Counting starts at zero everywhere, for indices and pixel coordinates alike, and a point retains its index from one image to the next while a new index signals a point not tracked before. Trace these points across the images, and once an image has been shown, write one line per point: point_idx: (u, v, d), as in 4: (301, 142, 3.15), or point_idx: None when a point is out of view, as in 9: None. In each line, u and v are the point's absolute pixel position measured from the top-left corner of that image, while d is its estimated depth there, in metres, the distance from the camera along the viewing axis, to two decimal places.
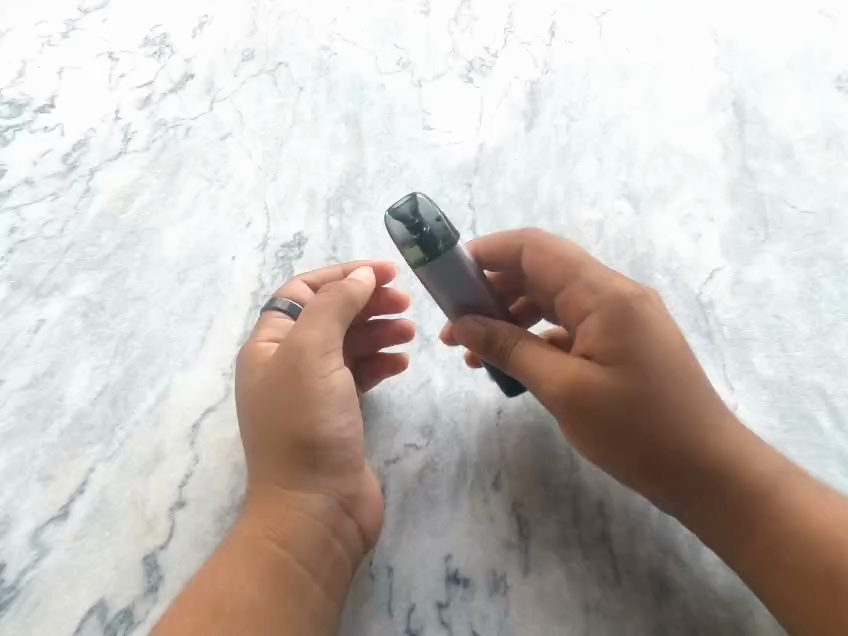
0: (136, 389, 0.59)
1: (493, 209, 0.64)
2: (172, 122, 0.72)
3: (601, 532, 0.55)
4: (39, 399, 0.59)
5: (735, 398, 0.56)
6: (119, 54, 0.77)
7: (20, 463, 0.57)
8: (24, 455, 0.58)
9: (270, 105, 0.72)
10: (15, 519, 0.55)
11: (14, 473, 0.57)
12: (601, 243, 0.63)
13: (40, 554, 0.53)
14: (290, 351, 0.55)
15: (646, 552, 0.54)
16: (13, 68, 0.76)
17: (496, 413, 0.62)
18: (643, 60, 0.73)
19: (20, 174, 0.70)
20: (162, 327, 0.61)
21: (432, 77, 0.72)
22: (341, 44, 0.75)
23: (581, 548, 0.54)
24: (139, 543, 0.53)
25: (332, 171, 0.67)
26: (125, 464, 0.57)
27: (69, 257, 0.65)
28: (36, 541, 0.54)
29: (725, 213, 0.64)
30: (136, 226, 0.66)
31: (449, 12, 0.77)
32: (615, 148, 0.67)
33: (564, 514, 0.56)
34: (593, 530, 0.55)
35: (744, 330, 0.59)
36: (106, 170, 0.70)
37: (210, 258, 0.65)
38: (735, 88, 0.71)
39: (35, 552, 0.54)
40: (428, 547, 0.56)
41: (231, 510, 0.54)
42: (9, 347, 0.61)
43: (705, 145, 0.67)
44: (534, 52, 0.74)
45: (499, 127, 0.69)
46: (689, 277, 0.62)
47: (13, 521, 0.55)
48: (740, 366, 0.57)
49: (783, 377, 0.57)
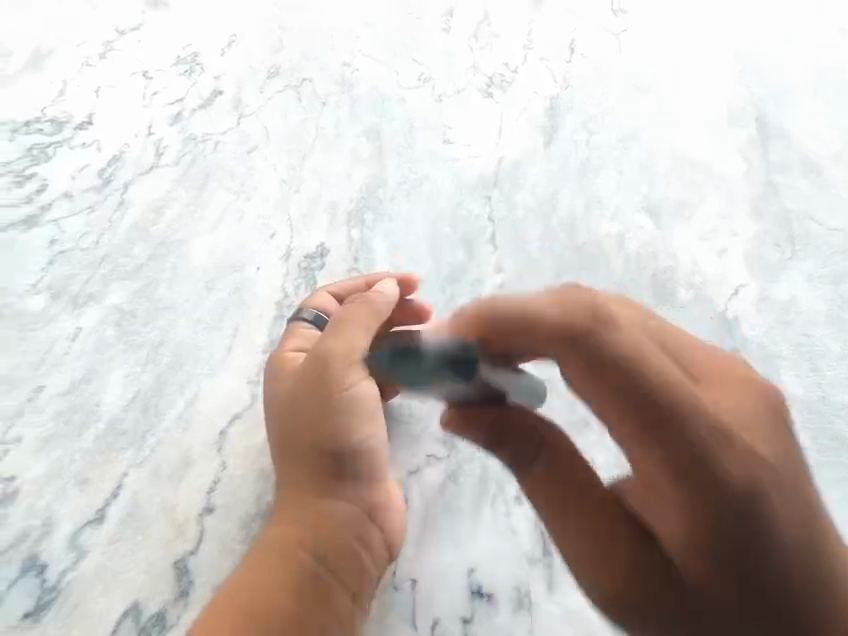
0: (166, 396, 0.60)
1: (513, 225, 0.65)
2: (202, 137, 0.69)
3: None
4: (76, 405, 0.59)
5: None
6: (152, 70, 0.73)
7: (58, 468, 0.57)
8: (62, 459, 0.58)
9: (295, 120, 0.70)
10: (55, 521, 0.55)
11: (53, 476, 0.57)
12: (623, 258, 0.63)
13: (78, 556, 0.54)
14: (317, 360, 0.55)
15: None
16: (50, 86, 0.71)
17: None
18: (663, 76, 0.73)
19: (59, 190, 0.67)
20: (191, 335, 0.62)
21: (453, 92, 0.71)
22: (363, 59, 0.73)
23: None
24: (169, 549, 0.55)
25: (351, 183, 0.67)
26: (157, 470, 0.57)
27: (104, 269, 0.64)
28: (73, 544, 0.55)
29: (749, 229, 0.65)
30: (166, 238, 0.65)
31: (468, 28, 0.76)
32: (636, 162, 0.68)
33: None
34: None
35: (771, 348, 0.60)
36: (139, 185, 0.67)
37: (237, 268, 0.64)
38: (756, 103, 0.72)
39: (74, 555, 0.54)
40: (450, 560, 0.58)
41: (257, 518, 0.56)
42: (48, 355, 0.61)
43: (728, 161, 0.68)
44: (553, 68, 0.73)
45: (518, 141, 0.69)
46: (714, 291, 0.62)
47: (54, 523, 0.55)
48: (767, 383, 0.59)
49: (813, 397, 0.58)
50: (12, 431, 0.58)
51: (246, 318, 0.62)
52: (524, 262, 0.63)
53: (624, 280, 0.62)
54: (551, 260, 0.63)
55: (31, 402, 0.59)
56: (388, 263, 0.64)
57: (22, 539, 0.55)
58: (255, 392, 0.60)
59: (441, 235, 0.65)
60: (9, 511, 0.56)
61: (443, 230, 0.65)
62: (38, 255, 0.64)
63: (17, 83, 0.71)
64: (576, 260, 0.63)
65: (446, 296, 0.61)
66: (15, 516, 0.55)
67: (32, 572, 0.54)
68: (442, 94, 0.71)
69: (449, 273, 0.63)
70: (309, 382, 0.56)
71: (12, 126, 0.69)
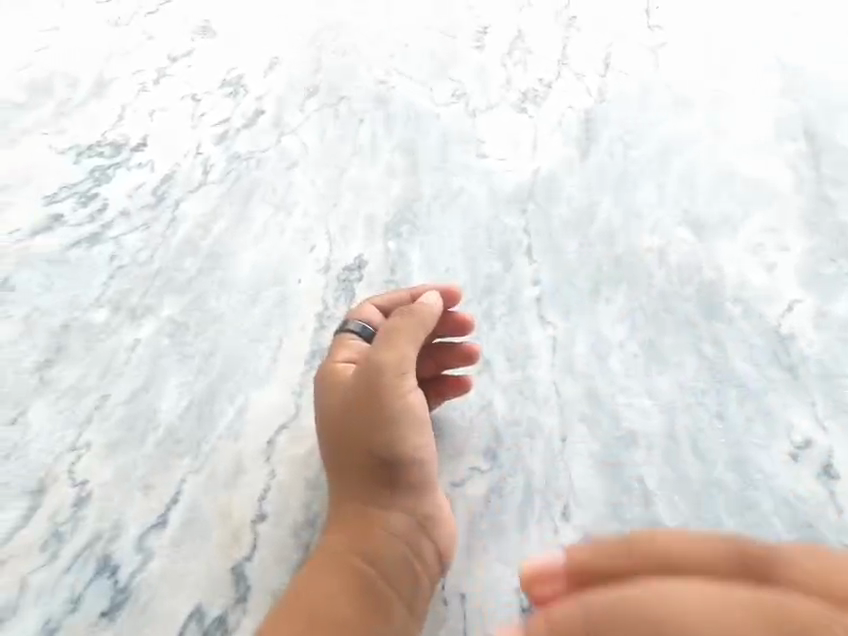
0: (217, 405, 0.62)
1: (549, 235, 0.67)
2: (245, 154, 0.73)
3: None
4: (136, 414, 0.61)
5: (830, 441, 0.56)
6: (201, 94, 0.77)
7: (125, 473, 0.59)
8: (129, 464, 0.60)
9: (332, 136, 0.74)
10: (124, 523, 0.57)
11: (119, 481, 0.59)
12: (665, 271, 0.64)
13: (146, 558, 0.56)
14: (367, 369, 0.57)
15: None
16: (110, 113, 0.76)
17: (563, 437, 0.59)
18: (703, 91, 0.74)
19: (116, 208, 0.70)
20: (239, 344, 0.64)
21: (486, 108, 0.75)
22: (400, 77, 0.77)
23: None
24: (227, 553, 0.56)
25: (389, 195, 0.70)
26: (212, 475, 0.59)
27: (158, 281, 0.67)
28: (141, 546, 0.56)
29: (800, 243, 0.65)
30: (214, 251, 0.68)
31: (502, 48, 0.79)
32: (675, 175, 0.69)
33: None
34: None
35: (832, 366, 0.59)
36: (191, 201, 0.71)
37: (277, 282, 0.67)
38: (805, 116, 0.71)
39: (142, 557, 0.56)
40: (499, 576, 0.54)
41: (308, 527, 0.57)
42: (112, 365, 0.64)
43: (776, 174, 0.68)
44: (589, 83, 0.75)
45: (552, 153, 0.71)
46: (766, 308, 0.62)
47: (123, 526, 0.57)
48: (831, 407, 0.58)
49: None
50: (81, 438, 0.61)
51: (288, 331, 0.65)
52: (564, 276, 0.65)
53: (669, 296, 0.63)
54: (590, 269, 0.65)
55: (98, 410, 0.62)
56: (424, 275, 0.66)
57: (95, 539, 0.56)
58: (300, 402, 0.62)
59: (475, 245, 0.67)
60: (83, 514, 0.57)
61: (479, 239, 0.67)
62: (99, 270, 0.68)
63: (82, 111, 0.76)
64: (616, 272, 0.65)
65: (483, 306, 0.64)
66: (87, 516, 0.57)
67: (106, 572, 0.55)
68: (476, 110, 0.74)
69: (485, 284, 0.65)
70: (359, 391, 0.57)
71: (76, 151, 0.73)
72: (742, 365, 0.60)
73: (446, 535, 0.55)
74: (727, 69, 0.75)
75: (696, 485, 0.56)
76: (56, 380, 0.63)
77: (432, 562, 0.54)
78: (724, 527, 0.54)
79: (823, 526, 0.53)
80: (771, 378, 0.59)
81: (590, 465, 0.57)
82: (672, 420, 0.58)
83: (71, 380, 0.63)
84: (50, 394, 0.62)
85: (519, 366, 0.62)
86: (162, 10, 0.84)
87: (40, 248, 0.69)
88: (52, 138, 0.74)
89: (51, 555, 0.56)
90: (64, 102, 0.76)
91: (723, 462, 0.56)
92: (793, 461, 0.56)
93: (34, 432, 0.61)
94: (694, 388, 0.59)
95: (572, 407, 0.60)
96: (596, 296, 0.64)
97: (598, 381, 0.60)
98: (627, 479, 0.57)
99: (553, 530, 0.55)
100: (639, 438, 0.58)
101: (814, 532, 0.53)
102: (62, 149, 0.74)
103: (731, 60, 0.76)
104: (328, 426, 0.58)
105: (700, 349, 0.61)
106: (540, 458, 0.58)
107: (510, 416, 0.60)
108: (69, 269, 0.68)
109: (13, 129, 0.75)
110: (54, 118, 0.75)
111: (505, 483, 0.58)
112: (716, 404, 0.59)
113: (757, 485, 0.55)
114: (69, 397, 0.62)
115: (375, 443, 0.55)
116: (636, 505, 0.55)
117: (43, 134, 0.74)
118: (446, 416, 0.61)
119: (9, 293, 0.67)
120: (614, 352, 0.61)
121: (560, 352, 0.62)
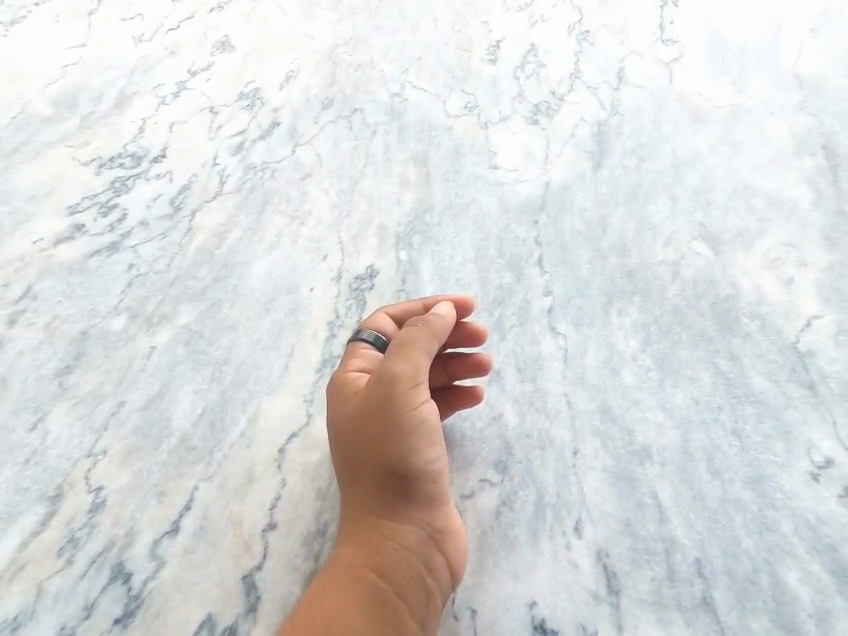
0: (230, 412, 0.62)
1: (560, 246, 0.67)
2: (260, 165, 0.74)
3: (702, 597, 0.52)
4: (152, 421, 0.62)
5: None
6: (219, 106, 0.79)
7: (138, 479, 0.60)
8: (142, 470, 0.60)
9: (346, 146, 0.75)
10: (138, 530, 0.58)
11: (134, 486, 0.59)
12: (679, 284, 0.64)
13: (158, 565, 0.56)
14: (381, 378, 0.56)
15: (762, 627, 0.51)
16: (132, 125, 0.77)
17: (574, 450, 0.59)
18: (720, 104, 0.74)
19: (135, 217, 0.72)
20: (251, 354, 0.65)
21: (498, 119, 0.75)
22: (414, 90, 0.78)
23: (679, 611, 0.52)
24: (238, 563, 0.56)
25: (402, 206, 0.71)
26: (223, 483, 0.59)
27: (173, 290, 0.68)
28: (155, 554, 0.57)
29: (819, 258, 0.64)
30: (229, 260, 0.69)
31: (515, 61, 0.80)
32: (690, 188, 0.69)
33: (659, 571, 0.53)
34: (693, 594, 0.52)
35: None
36: (206, 212, 0.72)
37: (290, 289, 0.67)
38: (826, 131, 0.71)
39: (155, 564, 0.56)
40: (511, 592, 0.54)
41: (318, 537, 0.57)
42: (127, 372, 0.64)
43: (796, 189, 0.68)
44: (602, 95, 0.76)
45: (564, 165, 0.72)
46: (782, 323, 0.62)
47: (136, 532, 0.58)
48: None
49: None
50: (97, 444, 0.61)
51: (300, 340, 0.65)
52: (575, 287, 0.65)
53: (683, 309, 0.63)
54: (602, 281, 0.65)
55: (114, 416, 0.62)
56: (434, 285, 0.66)
57: (109, 546, 0.57)
58: (311, 410, 0.62)
59: (486, 256, 0.67)
60: (98, 521, 0.58)
61: (490, 250, 0.68)
62: (117, 278, 0.69)
63: (104, 123, 0.77)
64: (628, 284, 0.65)
65: (494, 316, 0.65)
66: (102, 522, 0.58)
67: (120, 579, 0.56)
68: (488, 122, 0.75)
69: (497, 294, 0.66)
70: (371, 400, 0.56)
71: (98, 163, 0.75)
72: (758, 380, 0.59)
73: (455, 547, 0.55)
74: (742, 85, 0.75)
75: (712, 504, 0.55)
76: (74, 386, 0.64)
77: (442, 577, 0.54)
78: (741, 548, 0.53)
79: (846, 549, 0.53)
80: (789, 395, 0.59)
81: (602, 479, 0.57)
82: (686, 436, 0.58)
83: (88, 386, 0.64)
84: (68, 400, 0.63)
85: (529, 377, 0.62)
86: (183, 26, 0.86)
87: (62, 256, 0.70)
88: (74, 150, 0.76)
89: (66, 561, 0.56)
90: (88, 116, 0.78)
91: (740, 481, 0.56)
92: (814, 480, 0.55)
93: (53, 437, 0.62)
94: (709, 403, 0.59)
95: (583, 419, 0.60)
96: (609, 308, 0.64)
97: (609, 396, 0.60)
98: (639, 494, 0.56)
99: (564, 545, 0.55)
100: (652, 453, 0.58)
101: (836, 555, 0.53)
102: (84, 161, 0.75)
103: (746, 75, 0.75)
104: (341, 434, 0.57)
105: (713, 364, 0.61)
106: (551, 473, 0.58)
107: (521, 428, 0.60)
108: (88, 277, 0.69)
109: (39, 143, 0.76)
110: (78, 130, 0.77)
111: (516, 497, 0.58)
112: (731, 420, 0.58)
113: (777, 504, 0.55)
114: (86, 403, 0.63)
115: (387, 454, 0.54)
116: (650, 521, 0.55)
117: (66, 147, 0.76)
118: (456, 427, 0.61)
119: (31, 302, 0.68)
120: (627, 365, 0.61)
121: (571, 363, 0.62)
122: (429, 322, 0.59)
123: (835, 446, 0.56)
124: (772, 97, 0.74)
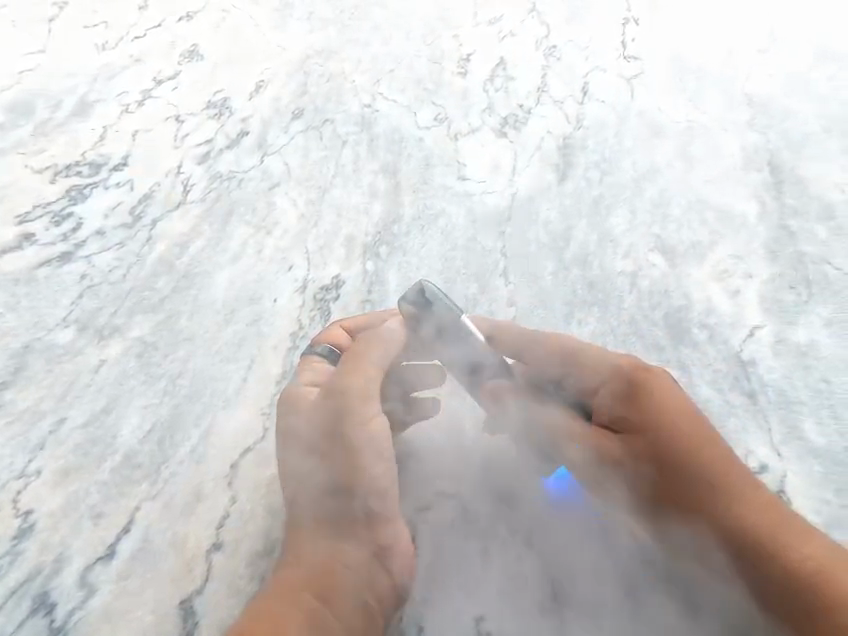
0: (182, 428, 0.61)
1: (526, 258, 0.69)
2: (227, 174, 0.74)
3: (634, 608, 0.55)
4: (96, 438, 0.60)
5: (785, 465, 0.59)
6: (185, 115, 0.78)
7: (74, 500, 0.58)
8: (79, 492, 0.58)
9: (316, 158, 0.75)
10: (68, 556, 0.56)
11: (69, 508, 0.58)
12: (635, 295, 0.67)
13: (87, 594, 0.54)
14: (332, 398, 0.57)
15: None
16: (92, 134, 0.76)
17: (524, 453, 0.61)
18: (677, 119, 0.78)
19: (93, 226, 0.70)
20: (208, 366, 0.64)
21: (468, 131, 0.77)
22: (384, 102, 0.79)
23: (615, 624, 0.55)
24: (178, 587, 0.55)
25: (370, 217, 0.71)
26: (168, 502, 0.58)
27: (129, 300, 0.67)
28: (84, 581, 0.55)
29: (762, 270, 0.68)
30: (190, 270, 0.68)
31: (485, 73, 0.82)
32: (648, 201, 0.72)
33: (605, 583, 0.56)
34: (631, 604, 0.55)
35: (791, 393, 0.62)
36: (166, 222, 0.71)
37: (254, 300, 0.67)
38: (772, 148, 0.76)
39: (83, 592, 0.54)
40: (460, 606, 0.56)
41: (266, 555, 0.57)
42: (72, 386, 0.63)
43: (743, 203, 0.72)
44: (568, 109, 0.79)
45: (528, 176, 0.74)
46: (729, 331, 0.65)
47: (66, 559, 0.56)
48: (787, 432, 0.60)
49: (837, 446, 0.60)
50: (31, 465, 0.59)
51: (262, 352, 0.65)
52: (538, 300, 0.67)
53: (638, 318, 0.65)
54: (563, 292, 0.67)
55: (53, 435, 0.61)
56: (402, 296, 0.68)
57: (34, 574, 0.55)
58: (267, 424, 0.62)
59: (453, 265, 0.69)
60: (24, 548, 0.56)
61: (457, 261, 0.69)
62: (68, 290, 0.67)
63: (62, 131, 0.75)
64: (589, 294, 0.67)
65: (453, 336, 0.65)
66: (28, 549, 0.56)
67: (41, 611, 0.54)
68: (457, 133, 0.77)
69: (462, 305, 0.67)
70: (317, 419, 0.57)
71: (53, 171, 0.73)
72: (705, 388, 0.62)
73: None
74: (698, 101, 0.80)
75: None
76: (12, 403, 0.62)
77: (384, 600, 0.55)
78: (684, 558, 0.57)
79: None
80: (733, 403, 0.62)
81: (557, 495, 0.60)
82: None
83: (28, 401, 0.62)
84: (3, 417, 0.61)
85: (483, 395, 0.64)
86: (150, 35, 0.83)
87: (12, 265, 0.68)
88: (27, 157, 0.74)
89: None
90: (44, 123, 0.76)
91: None
92: None
93: None
94: None
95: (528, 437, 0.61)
96: (568, 322, 0.65)
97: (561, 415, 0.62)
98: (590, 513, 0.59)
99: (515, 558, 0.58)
100: None
101: None
102: (38, 168, 0.73)
103: (701, 96, 0.80)
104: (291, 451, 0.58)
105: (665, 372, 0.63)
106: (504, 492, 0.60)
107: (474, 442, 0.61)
108: (36, 287, 0.67)
109: None
110: (33, 138, 0.75)
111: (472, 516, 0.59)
112: None
113: None
114: (25, 421, 0.61)
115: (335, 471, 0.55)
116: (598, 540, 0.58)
117: (19, 153, 0.74)
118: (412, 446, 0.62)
119: None
120: None
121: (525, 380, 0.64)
122: (379, 333, 0.61)
123: (768, 450, 0.59)
124: (724, 115, 0.79)
